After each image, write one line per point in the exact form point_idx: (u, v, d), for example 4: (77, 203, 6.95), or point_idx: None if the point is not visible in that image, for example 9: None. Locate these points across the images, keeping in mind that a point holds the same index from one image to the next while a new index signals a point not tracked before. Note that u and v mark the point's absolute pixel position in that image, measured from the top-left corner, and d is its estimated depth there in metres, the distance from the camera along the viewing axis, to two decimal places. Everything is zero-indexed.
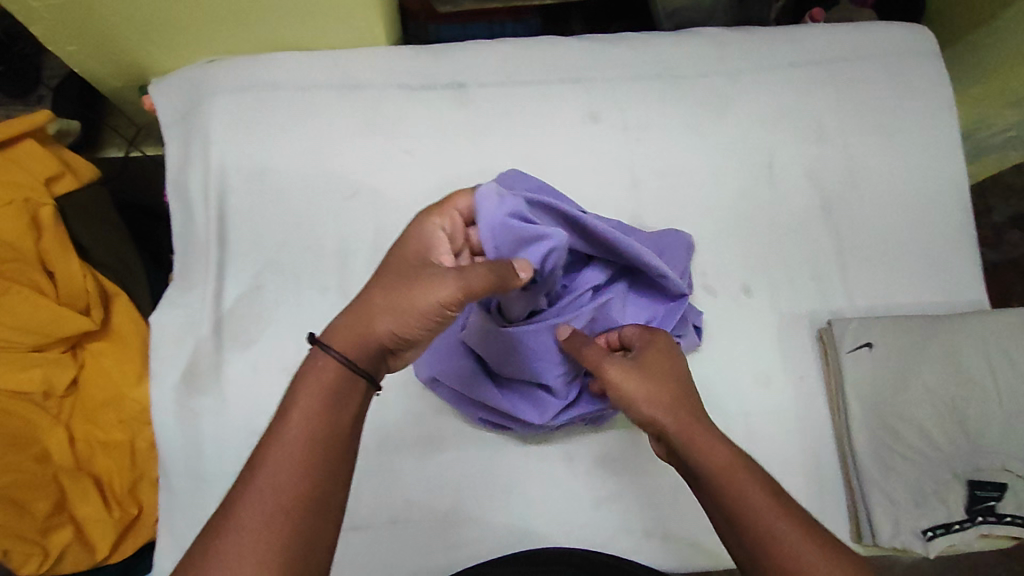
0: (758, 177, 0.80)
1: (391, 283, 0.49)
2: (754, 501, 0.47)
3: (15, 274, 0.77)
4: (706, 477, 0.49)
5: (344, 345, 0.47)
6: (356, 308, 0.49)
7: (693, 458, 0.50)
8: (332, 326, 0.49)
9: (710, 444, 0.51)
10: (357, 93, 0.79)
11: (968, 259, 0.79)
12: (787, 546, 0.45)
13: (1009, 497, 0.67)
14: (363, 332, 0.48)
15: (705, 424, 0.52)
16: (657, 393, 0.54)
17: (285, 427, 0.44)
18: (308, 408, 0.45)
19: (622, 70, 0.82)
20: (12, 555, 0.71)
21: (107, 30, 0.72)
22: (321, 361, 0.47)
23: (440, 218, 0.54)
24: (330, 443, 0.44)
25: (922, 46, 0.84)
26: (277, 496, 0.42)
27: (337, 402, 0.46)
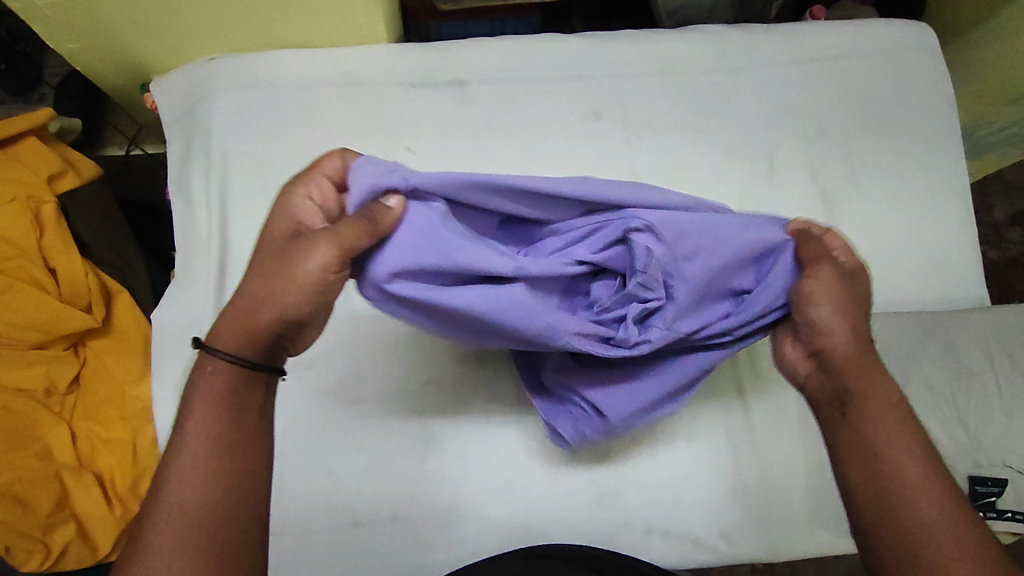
0: (759, 174, 0.80)
1: (263, 267, 0.48)
2: (891, 454, 0.47)
3: (16, 271, 0.76)
4: (857, 411, 0.49)
5: (233, 339, 0.48)
6: (237, 300, 0.49)
7: (851, 393, 0.49)
8: (220, 322, 0.49)
9: (872, 383, 0.50)
10: (358, 90, 0.79)
11: (968, 256, 0.79)
12: (913, 499, 0.45)
13: (1009, 493, 0.68)
14: (245, 320, 0.48)
15: (875, 367, 0.50)
16: (845, 321, 0.51)
17: (183, 440, 0.46)
18: (202, 418, 0.46)
19: (623, 68, 0.82)
20: (14, 550, 0.72)
21: (109, 28, 0.73)
22: (210, 367, 0.48)
23: (305, 188, 0.50)
24: (226, 438, 0.46)
25: (922, 43, 0.84)
26: (185, 509, 0.44)
27: (232, 404, 0.47)
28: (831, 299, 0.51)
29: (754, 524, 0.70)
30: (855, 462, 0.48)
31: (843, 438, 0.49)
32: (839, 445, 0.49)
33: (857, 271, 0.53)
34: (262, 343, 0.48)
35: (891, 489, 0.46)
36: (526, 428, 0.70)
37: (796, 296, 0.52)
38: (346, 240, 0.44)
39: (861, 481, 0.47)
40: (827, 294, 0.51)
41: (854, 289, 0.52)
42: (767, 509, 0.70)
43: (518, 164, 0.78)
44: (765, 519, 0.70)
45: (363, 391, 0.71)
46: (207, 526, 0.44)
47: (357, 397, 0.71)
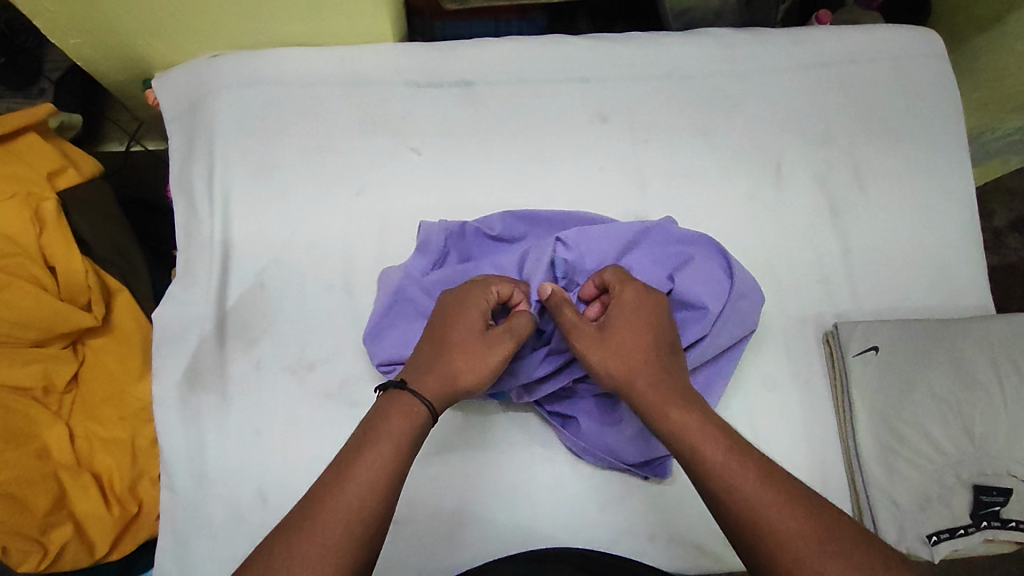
0: (765, 179, 0.80)
1: (454, 349, 0.58)
2: (720, 463, 0.51)
3: (16, 268, 0.75)
4: (676, 434, 0.54)
5: (397, 430, 0.53)
6: (389, 410, 0.54)
7: (660, 418, 0.55)
8: (384, 418, 0.54)
9: (673, 403, 0.56)
10: (363, 89, 0.78)
11: (972, 263, 0.79)
12: (750, 493, 0.50)
13: (1013, 502, 0.67)
14: (448, 380, 0.57)
15: (668, 388, 0.56)
16: (624, 358, 0.58)
17: (376, 445, 0.52)
18: (398, 432, 0.53)
19: (630, 70, 0.81)
20: (11, 550, 0.70)
21: (112, 22, 0.71)
22: (413, 406, 0.55)
23: (490, 290, 0.62)
24: (380, 514, 0.49)
25: (929, 49, 0.84)
26: (360, 508, 0.49)
27: (417, 430, 0.54)
28: (599, 350, 0.58)
29: None
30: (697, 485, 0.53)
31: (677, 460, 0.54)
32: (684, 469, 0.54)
33: (621, 303, 0.60)
34: (413, 436, 0.54)
35: (731, 496, 0.50)
36: (531, 433, 0.70)
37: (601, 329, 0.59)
38: (519, 333, 0.60)
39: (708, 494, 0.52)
40: (593, 348, 0.59)
41: (624, 326, 0.59)
42: None
43: (523, 166, 0.78)
44: None
45: (365, 395, 0.71)
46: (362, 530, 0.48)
47: (359, 401, 0.71)
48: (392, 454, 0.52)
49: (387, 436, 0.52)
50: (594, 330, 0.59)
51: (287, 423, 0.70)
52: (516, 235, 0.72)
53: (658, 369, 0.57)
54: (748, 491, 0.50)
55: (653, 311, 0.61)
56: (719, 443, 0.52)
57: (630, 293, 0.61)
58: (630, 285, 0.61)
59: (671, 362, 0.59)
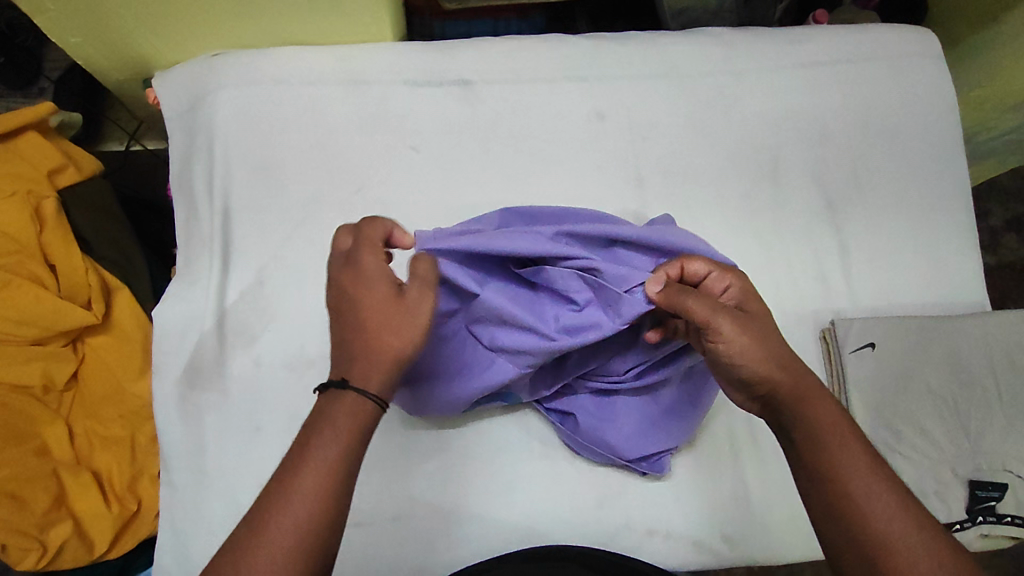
0: (762, 177, 0.80)
1: (378, 323, 0.48)
2: (855, 475, 0.47)
3: (15, 266, 0.76)
4: (813, 433, 0.49)
5: (329, 454, 0.44)
6: (317, 432, 0.45)
7: (804, 418, 0.50)
8: (321, 421, 0.46)
9: (821, 402, 0.50)
10: (362, 88, 0.79)
11: (968, 260, 0.80)
12: (881, 508, 0.45)
13: (1008, 497, 0.68)
14: (386, 361, 0.48)
15: (813, 385, 0.51)
16: (775, 349, 0.51)
17: (313, 448, 0.45)
18: (338, 431, 0.46)
19: (628, 69, 0.82)
20: (10, 548, 0.71)
21: (111, 21, 0.72)
22: (352, 404, 0.47)
23: (370, 243, 0.51)
24: (328, 527, 0.43)
25: (925, 49, 0.85)
26: (301, 520, 0.42)
27: (361, 427, 0.47)
28: (747, 336, 0.51)
29: (755, 526, 0.70)
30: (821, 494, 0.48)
31: (807, 463, 0.49)
32: (808, 474, 0.49)
33: (747, 290, 0.55)
34: (351, 457, 0.45)
35: (864, 510, 0.46)
36: (530, 430, 0.70)
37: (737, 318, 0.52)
38: (429, 278, 0.51)
39: (832, 503, 0.47)
40: (739, 340, 0.51)
41: (762, 316, 0.54)
42: (768, 511, 0.70)
43: (522, 165, 0.79)
44: (766, 521, 0.70)
45: None
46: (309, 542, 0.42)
47: None
48: (319, 488, 0.43)
49: (314, 467, 0.44)
50: (741, 314, 0.52)
51: (285, 420, 0.70)
52: None
53: (798, 369, 0.52)
54: (883, 508, 0.45)
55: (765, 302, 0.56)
56: (856, 454, 0.48)
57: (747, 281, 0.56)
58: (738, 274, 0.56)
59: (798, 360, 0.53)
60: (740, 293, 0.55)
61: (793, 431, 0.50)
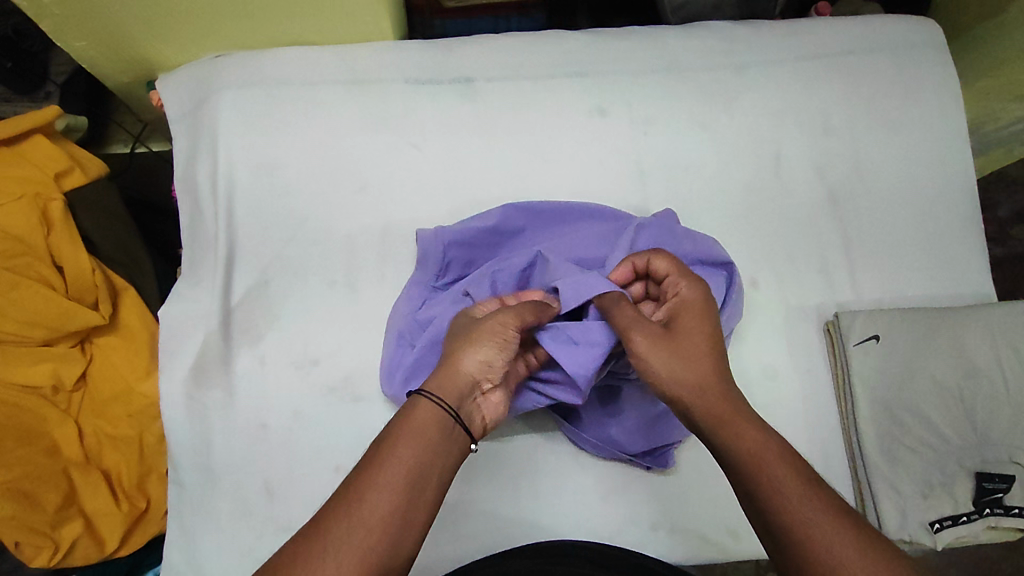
0: (764, 170, 0.80)
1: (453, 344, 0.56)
2: (790, 495, 0.46)
3: (23, 269, 0.76)
4: (740, 453, 0.49)
5: (413, 451, 0.48)
6: (401, 428, 0.49)
7: (726, 439, 0.50)
8: (409, 418, 0.50)
9: (743, 421, 0.51)
10: (364, 87, 0.79)
11: (973, 251, 0.79)
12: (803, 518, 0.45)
13: (1016, 489, 0.67)
14: (448, 369, 0.53)
15: (735, 404, 0.52)
16: (691, 363, 0.54)
17: (399, 445, 0.48)
18: (421, 436, 0.49)
19: (628, 63, 0.82)
20: (23, 545, 0.73)
21: (115, 24, 0.72)
22: (425, 408, 0.51)
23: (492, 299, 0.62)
24: (410, 514, 0.46)
25: (928, 39, 0.84)
26: (387, 505, 0.45)
27: (442, 435, 0.50)
28: (663, 354, 0.55)
29: None
30: (759, 516, 0.47)
31: (740, 487, 0.49)
32: (745, 495, 0.48)
33: (683, 304, 0.58)
34: (434, 457, 0.49)
35: (793, 526, 0.45)
36: (534, 426, 0.70)
37: (652, 331, 0.56)
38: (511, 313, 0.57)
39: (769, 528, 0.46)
40: (651, 351, 0.55)
41: (688, 330, 0.56)
42: None
43: (524, 161, 0.79)
44: None
45: (370, 390, 0.72)
46: (390, 527, 0.45)
47: (362, 395, 0.72)
48: (404, 477, 0.47)
49: (400, 459, 0.47)
50: (658, 329, 0.56)
51: (290, 418, 0.71)
52: (514, 227, 0.72)
53: (715, 384, 0.53)
54: (814, 523, 0.44)
55: (704, 308, 0.58)
56: (774, 464, 0.48)
57: (692, 293, 0.59)
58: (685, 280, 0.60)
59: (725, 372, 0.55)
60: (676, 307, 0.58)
61: (721, 453, 0.51)
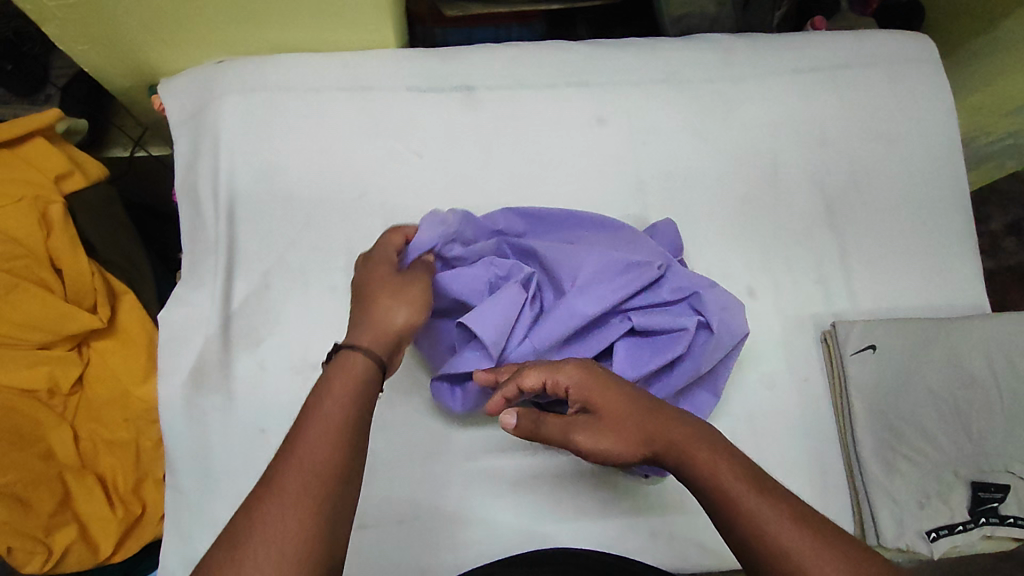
0: (762, 180, 0.81)
1: (368, 307, 0.55)
2: (779, 531, 0.44)
3: (23, 270, 0.77)
4: (712, 495, 0.46)
5: (336, 406, 0.46)
6: (313, 408, 0.45)
7: (687, 467, 0.49)
8: (332, 378, 0.48)
9: (699, 448, 0.49)
10: (366, 94, 0.79)
11: (967, 262, 0.80)
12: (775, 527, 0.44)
13: (1011, 498, 0.69)
14: (379, 324, 0.54)
15: (687, 427, 0.51)
16: (620, 434, 0.52)
17: (320, 405, 0.46)
18: (340, 395, 0.47)
19: (628, 74, 0.82)
20: (15, 551, 0.71)
21: (118, 30, 0.73)
22: (353, 360, 0.49)
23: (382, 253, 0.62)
24: (342, 468, 0.43)
25: (922, 54, 0.85)
26: (315, 466, 0.42)
27: (366, 388, 0.48)
28: (602, 437, 0.53)
29: None
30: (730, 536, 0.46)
31: (721, 524, 0.46)
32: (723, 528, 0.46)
33: (581, 387, 0.55)
34: (352, 425, 0.45)
35: (771, 543, 0.44)
36: (532, 434, 0.71)
37: (585, 430, 0.54)
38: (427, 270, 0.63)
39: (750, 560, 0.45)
40: (593, 442, 0.53)
41: (606, 407, 0.54)
42: None
43: (524, 170, 0.79)
44: None
45: None
46: (325, 485, 0.42)
47: None
48: (327, 432, 0.44)
49: (321, 420, 0.45)
50: (586, 420, 0.54)
51: (291, 422, 0.71)
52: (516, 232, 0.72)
53: (658, 424, 0.51)
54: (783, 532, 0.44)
55: (616, 382, 0.55)
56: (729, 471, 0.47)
57: (573, 372, 0.56)
58: (569, 364, 0.56)
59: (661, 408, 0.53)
60: (579, 389, 0.55)
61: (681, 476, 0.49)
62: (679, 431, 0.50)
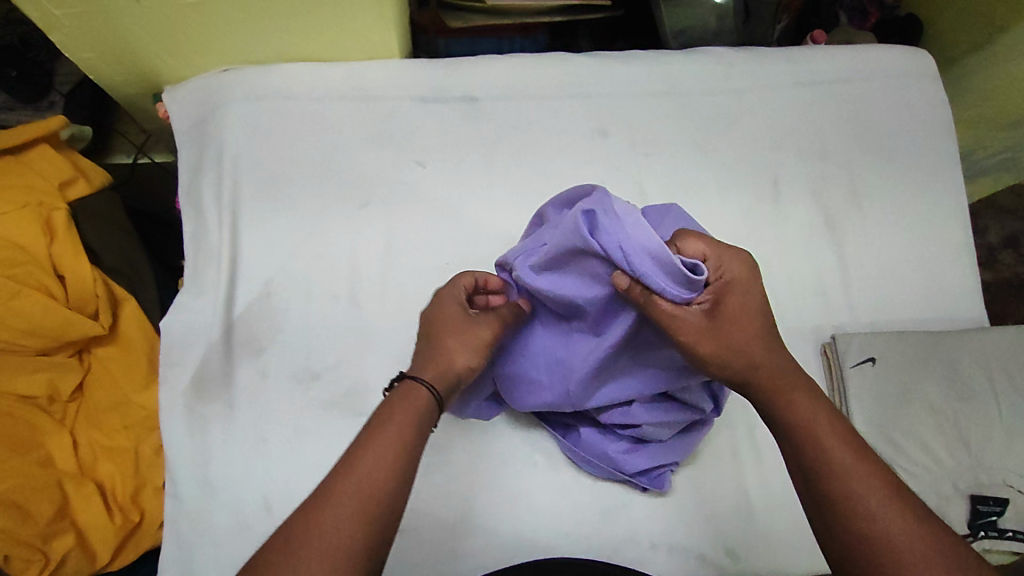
0: (762, 193, 0.82)
1: (435, 339, 0.57)
2: (878, 509, 0.45)
3: (25, 277, 0.76)
4: (806, 450, 0.49)
5: (397, 430, 0.48)
6: (376, 430, 0.48)
7: (782, 413, 0.51)
8: (392, 404, 0.50)
9: (798, 395, 0.52)
10: (370, 105, 0.80)
11: (965, 276, 0.81)
12: (859, 487, 0.46)
13: (1009, 512, 0.68)
14: (443, 364, 0.55)
15: (801, 383, 0.52)
16: (736, 344, 0.53)
17: (383, 424, 0.48)
18: (401, 420, 0.49)
19: (630, 86, 0.83)
20: (13, 559, 0.70)
21: (124, 39, 0.73)
22: (415, 392, 0.52)
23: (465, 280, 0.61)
24: (395, 492, 0.45)
25: (921, 70, 0.86)
26: (371, 484, 0.45)
27: (423, 418, 0.50)
28: (717, 342, 0.52)
29: (759, 540, 0.70)
30: (810, 484, 0.49)
31: (802, 474, 0.49)
32: (803, 478, 0.49)
33: (732, 285, 0.53)
34: (409, 449, 0.47)
35: (851, 504, 0.46)
36: (535, 444, 0.71)
37: (699, 325, 0.52)
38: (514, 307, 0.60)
39: (826, 511, 0.47)
40: (704, 337, 0.52)
41: (736, 313, 0.53)
42: (771, 523, 0.71)
43: (526, 181, 0.80)
44: (769, 534, 0.70)
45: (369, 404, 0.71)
46: (379, 502, 0.44)
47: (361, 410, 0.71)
48: (388, 452, 0.46)
49: (382, 441, 0.47)
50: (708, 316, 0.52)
51: (291, 430, 0.71)
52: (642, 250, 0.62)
53: (774, 361, 0.53)
54: (869, 496, 0.46)
55: (758, 304, 0.54)
56: (825, 428, 0.50)
57: (735, 267, 0.53)
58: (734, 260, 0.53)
59: (779, 350, 0.54)
60: (720, 288, 0.53)
61: (773, 419, 0.52)
62: (788, 379, 0.52)
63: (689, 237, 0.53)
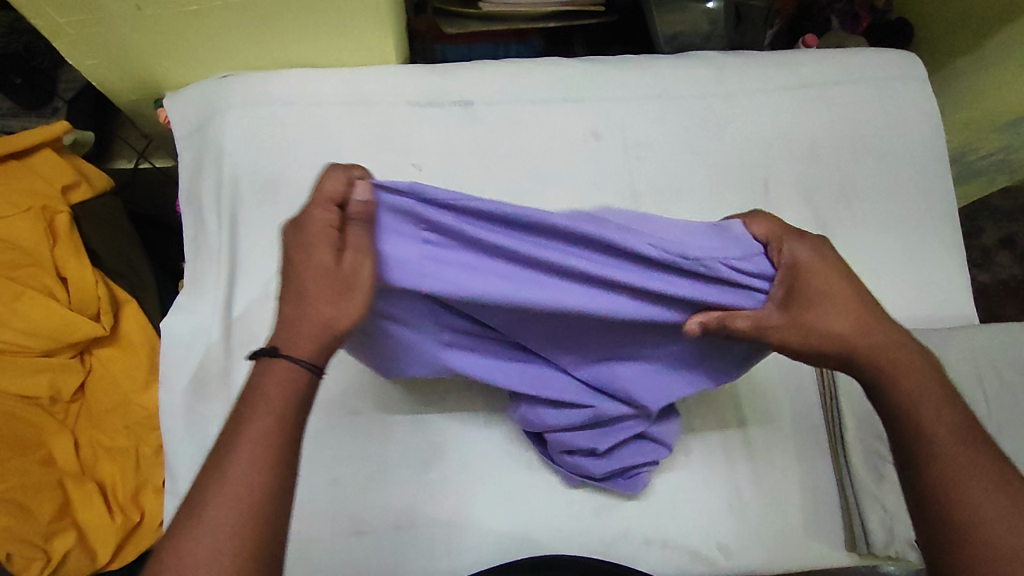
0: (754, 193, 0.83)
1: (300, 295, 0.48)
2: (976, 491, 0.48)
3: (28, 280, 0.78)
4: (913, 428, 0.52)
5: (263, 424, 0.44)
6: (240, 428, 0.44)
7: (890, 388, 0.53)
8: (257, 392, 0.46)
9: (908, 376, 0.53)
10: (367, 109, 0.81)
11: (955, 276, 0.82)
12: (956, 468, 0.49)
13: None
14: (318, 326, 0.47)
15: (915, 363, 0.54)
16: (834, 326, 0.53)
17: (248, 418, 0.44)
18: (266, 411, 0.45)
19: (623, 89, 0.85)
20: (13, 556, 0.71)
21: (126, 46, 0.75)
22: (279, 372, 0.46)
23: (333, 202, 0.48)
24: (270, 490, 0.43)
25: (910, 73, 0.88)
26: (242, 488, 0.42)
27: (295, 400, 0.46)
28: (805, 325, 0.53)
29: (752, 536, 0.71)
30: (909, 460, 0.51)
31: (903, 448, 0.52)
32: (903, 452, 0.52)
33: (809, 267, 0.53)
34: (279, 442, 0.44)
35: (948, 484, 0.49)
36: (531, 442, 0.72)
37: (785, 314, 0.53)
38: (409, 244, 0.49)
39: (919, 484, 0.50)
40: (787, 325, 0.53)
41: (821, 294, 0.53)
42: (764, 519, 0.71)
43: (521, 182, 0.81)
44: (762, 530, 0.71)
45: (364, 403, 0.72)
46: (257, 504, 0.42)
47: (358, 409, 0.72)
48: (256, 450, 0.43)
49: (247, 438, 0.44)
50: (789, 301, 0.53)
51: None
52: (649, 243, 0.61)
53: (878, 336, 0.54)
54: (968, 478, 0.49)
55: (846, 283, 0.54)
56: (935, 410, 0.52)
57: (805, 249, 0.54)
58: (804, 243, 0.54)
59: (884, 326, 0.54)
60: (789, 273, 0.53)
61: (877, 396, 0.54)
62: (893, 356, 0.53)
63: (765, 224, 0.56)
